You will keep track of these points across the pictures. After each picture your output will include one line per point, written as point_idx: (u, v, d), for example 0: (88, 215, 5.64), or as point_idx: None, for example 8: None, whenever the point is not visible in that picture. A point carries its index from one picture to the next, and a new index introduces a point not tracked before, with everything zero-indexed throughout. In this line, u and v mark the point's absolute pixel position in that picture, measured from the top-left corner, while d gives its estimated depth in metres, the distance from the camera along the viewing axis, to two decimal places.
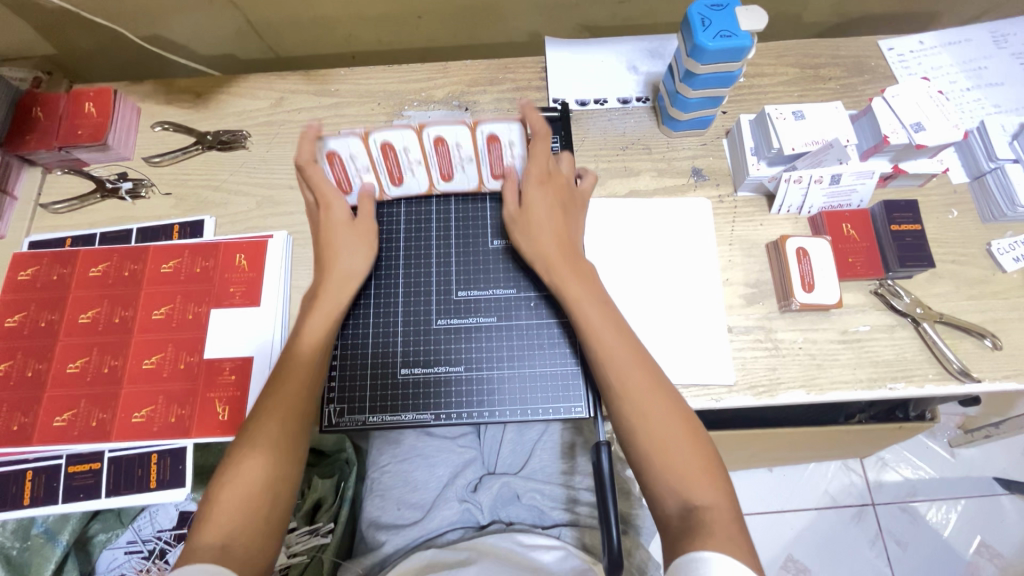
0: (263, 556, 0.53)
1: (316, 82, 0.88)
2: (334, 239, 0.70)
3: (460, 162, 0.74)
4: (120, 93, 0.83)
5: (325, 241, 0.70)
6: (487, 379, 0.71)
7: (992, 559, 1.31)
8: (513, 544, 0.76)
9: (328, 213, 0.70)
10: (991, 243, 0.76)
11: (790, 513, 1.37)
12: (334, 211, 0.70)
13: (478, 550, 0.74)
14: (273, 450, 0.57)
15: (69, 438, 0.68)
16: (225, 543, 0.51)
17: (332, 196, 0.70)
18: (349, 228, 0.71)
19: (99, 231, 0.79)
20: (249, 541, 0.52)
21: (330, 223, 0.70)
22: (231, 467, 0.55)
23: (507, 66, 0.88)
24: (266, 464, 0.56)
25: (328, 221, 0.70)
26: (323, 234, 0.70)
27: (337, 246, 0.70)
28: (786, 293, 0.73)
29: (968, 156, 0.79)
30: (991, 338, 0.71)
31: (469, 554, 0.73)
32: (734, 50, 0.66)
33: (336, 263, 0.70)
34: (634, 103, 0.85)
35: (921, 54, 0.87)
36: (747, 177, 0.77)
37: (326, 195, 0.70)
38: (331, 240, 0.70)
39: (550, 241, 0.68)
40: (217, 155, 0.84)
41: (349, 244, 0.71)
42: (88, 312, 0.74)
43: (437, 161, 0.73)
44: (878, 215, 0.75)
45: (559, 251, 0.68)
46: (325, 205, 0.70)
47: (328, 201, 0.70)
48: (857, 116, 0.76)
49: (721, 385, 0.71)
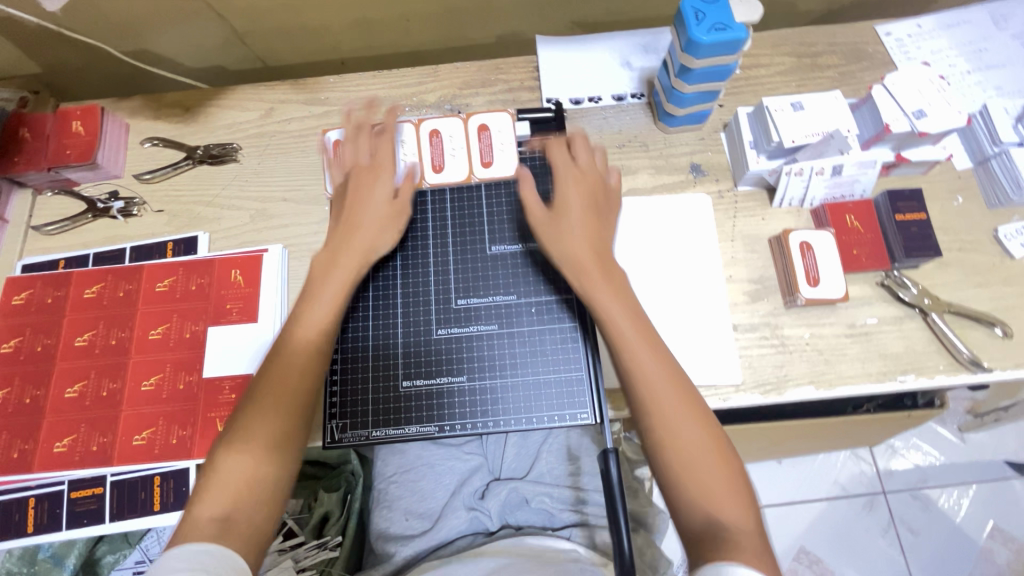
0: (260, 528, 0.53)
1: (306, 91, 0.87)
2: (364, 203, 0.69)
3: (447, 152, 0.78)
4: (107, 110, 0.82)
5: (355, 204, 0.69)
6: (490, 388, 0.70)
7: (1006, 543, 1.30)
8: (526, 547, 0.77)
9: (369, 178, 0.70)
10: (997, 229, 0.75)
11: (802, 504, 1.36)
12: (376, 180, 0.70)
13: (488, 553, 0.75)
14: (268, 439, 0.55)
15: (71, 464, 0.68)
16: (223, 516, 0.51)
17: (382, 166, 0.71)
18: (387, 199, 0.70)
19: (92, 252, 0.78)
20: (245, 512, 0.52)
21: (367, 185, 0.69)
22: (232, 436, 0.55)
23: (499, 67, 0.87)
24: (261, 454, 0.54)
25: (366, 185, 0.70)
26: (355, 198, 0.69)
27: (366, 212, 0.68)
28: (790, 288, 0.72)
29: (971, 141, 0.78)
30: (1001, 326, 0.70)
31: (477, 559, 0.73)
32: (730, 43, 0.64)
33: (359, 230, 0.68)
34: (629, 100, 0.84)
35: (920, 39, 0.86)
36: (747, 171, 0.75)
37: (380, 163, 0.71)
38: (363, 205, 0.69)
39: (582, 241, 0.64)
40: (209, 170, 0.83)
41: (380, 212, 0.69)
42: (84, 334, 0.73)
43: (431, 152, 0.78)
44: (881, 205, 0.74)
45: (591, 252, 0.63)
46: (365, 171, 0.70)
47: (376, 171, 0.70)
48: (856, 105, 0.74)
49: (728, 384, 0.70)
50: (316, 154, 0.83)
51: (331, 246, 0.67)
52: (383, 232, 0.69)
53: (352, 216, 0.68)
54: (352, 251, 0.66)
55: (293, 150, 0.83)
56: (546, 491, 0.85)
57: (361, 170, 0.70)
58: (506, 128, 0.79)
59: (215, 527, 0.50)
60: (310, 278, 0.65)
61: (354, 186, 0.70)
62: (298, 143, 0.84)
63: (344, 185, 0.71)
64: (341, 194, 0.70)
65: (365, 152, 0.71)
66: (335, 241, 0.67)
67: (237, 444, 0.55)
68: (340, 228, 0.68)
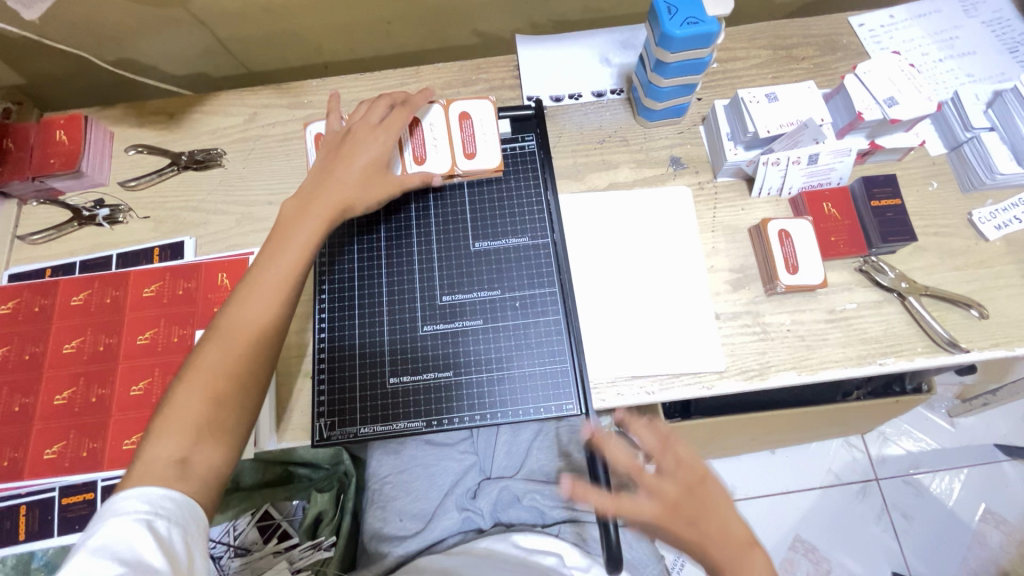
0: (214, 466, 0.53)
1: (289, 94, 0.87)
2: (352, 162, 0.68)
3: (427, 142, 0.77)
4: (91, 119, 0.82)
5: (343, 159, 0.69)
6: (477, 382, 0.70)
7: (998, 525, 1.32)
8: (511, 545, 0.76)
9: (367, 137, 0.70)
10: (972, 213, 0.76)
11: (797, 493, 1.37)
12: (375, 139, 0.70)
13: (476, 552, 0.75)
14: (212, 397, 0.53)
15: (61, 470, 0.68)
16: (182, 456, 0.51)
17: (393, 131, 0.71)
18: (376, 159, 0.69)
19: (79, 259, 0.79)
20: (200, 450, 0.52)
21: (365, 143, 0.70)
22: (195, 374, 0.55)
23: (480, 67, 0.88)
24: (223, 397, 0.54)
25: (363, 143, 0.70)
26: (348, 154, 0.69)
27: (351, 169, 0.68)
28: (771, 276, 0.73)
29: (944, 127, 0.79)
30: (977, 308, 0.71)
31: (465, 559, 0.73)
32: (703, 36, 0.66)
33: (331, 187, 0.66)
34: (608, 96, 0.85)
35: (892, 29, 0.87)
36: (725, 162, 0.77)
37: (386, 128, 0.71)
38: (349, 163, 0.68)
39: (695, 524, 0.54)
40: (194, 175, 0.84)
41: (363, 173, 0.68)
42: (72, 341, 0.73)
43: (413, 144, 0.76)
44: (857, 192, 0.75)
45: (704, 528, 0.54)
46: (368, 130, 0.70)
47: (377, 132, 0.71)
48: (830, 95, 0.76)
49: (711, 371, 0.71)
50: (300, 157, 0.84)
51: (300, 196, 0.66)
52: (357, 192, 0.68)
53: (335, 172, 0.67)
54: (319, 203, 0.65)
55: (277, 154, 0.84)
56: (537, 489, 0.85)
57: (361, 128, 0.70)
58: (489, 116, 0.78)
59: (170, 470, 0.50)
60: (279, 223, 0.64)
61: (351, 141, 0.70)
62: (282, 146, 0.84)
63: (342, 137, 0.71)
64: (333, 146, 0.70)
65: (377, 113, 0.72)
66: (307, 192, 0.66)
67: (178, 401, 0.53)
68: (314, 177, 0.67)
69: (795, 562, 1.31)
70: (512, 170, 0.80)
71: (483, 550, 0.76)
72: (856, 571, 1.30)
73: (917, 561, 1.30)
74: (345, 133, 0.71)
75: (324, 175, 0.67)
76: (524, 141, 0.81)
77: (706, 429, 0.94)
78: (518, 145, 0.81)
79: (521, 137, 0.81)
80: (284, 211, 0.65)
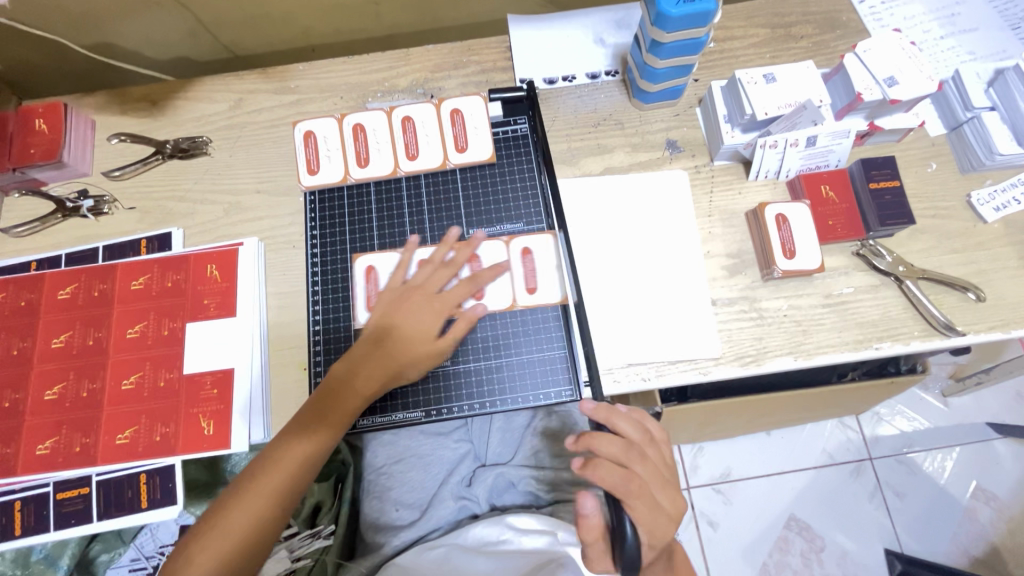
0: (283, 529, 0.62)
1: (275, 79, 0.85)
2: (410, 327, 0.65)
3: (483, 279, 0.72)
4: (71, 107, 0.80)
5: (399, 328, 0.65)
6: (474, 370, 0.70)
7: (988, 501, 1.34)
8: (504, 529, 0.78)
9: (425, 305, 0.67)
10: (970, 195, 0.75)
11: (791, 474, 1.38)
12: (432, 310, 0.66)
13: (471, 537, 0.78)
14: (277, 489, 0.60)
15: (55, 465, 0.67)
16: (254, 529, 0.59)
17: (460, 292, 0.68)
18: (430, 336, 0.65)
19: (64, 252, 0.77)
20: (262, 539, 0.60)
21: (421, 312, 0.66)
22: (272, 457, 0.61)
23: (471, 49, 0.85)
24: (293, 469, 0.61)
25: (420, 310, 0.66)
26: (404, 322, 0.66)
27: (410, 335, 0.65)
28: (767, 261, 0.72)
29: (944, 107, 0.78)
30: (974, 290, 0.71)
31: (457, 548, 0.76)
32: (700, 15, 0.64)
33: (384, 362, 0.64)
34: (603, 78, 0.83)
35: (893, 5, 0.85)
36: (722, 146, 0.75)
37: (444, 298, 0.67)
38: (404, 331, 0.65)
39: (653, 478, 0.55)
40: (180, 164, 0.82)
41: (420, 344, 0.65)
42: (61, 336, 0.72)
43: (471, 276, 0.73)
44: (856, 174, 0.74)
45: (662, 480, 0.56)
46: (427, 297, 0.67)
47: (435, 302, 0.67)
48: (829, 75, 0.74)
49: (707, 357, 0.70)
50: (288, 144, 0.82)
51: (353, 367, 0.64)
52: (414, 359, 0.65)
53: (400, 335, 0.65)
54: (369, 381, 0.64)
55: (264, 141, 0.82)
56: (531, 474, 0.88)
57: (417, 294, 0.67)
58: (550, 252, 0.73)
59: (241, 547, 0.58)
60: (349, 370, 0.64)
61: (408, 308, 0.67)
62: (270, 133, 0.82)
63: (402, 297, 0.68)
64: (390, 310, 0.67)
65: (434, 279, 0.68)
66: (360, 364, 0.64)
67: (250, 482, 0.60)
68: (365, 353, 0.65)
69: (789, 540, 1.33)
70: (504, 154, 0.78)
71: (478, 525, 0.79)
72: (848, 548, 1.32)
73: (908, 538, 1.33)
74: (407, 295, 0.68)
75: (376, 356, 0.64)
76: (516, 124, 0.79)
77: (702, 412, 0.94)
78: (510, 129, 0.79)
79: (513, 120, 0.79)
80: (339, 378, 0.64)
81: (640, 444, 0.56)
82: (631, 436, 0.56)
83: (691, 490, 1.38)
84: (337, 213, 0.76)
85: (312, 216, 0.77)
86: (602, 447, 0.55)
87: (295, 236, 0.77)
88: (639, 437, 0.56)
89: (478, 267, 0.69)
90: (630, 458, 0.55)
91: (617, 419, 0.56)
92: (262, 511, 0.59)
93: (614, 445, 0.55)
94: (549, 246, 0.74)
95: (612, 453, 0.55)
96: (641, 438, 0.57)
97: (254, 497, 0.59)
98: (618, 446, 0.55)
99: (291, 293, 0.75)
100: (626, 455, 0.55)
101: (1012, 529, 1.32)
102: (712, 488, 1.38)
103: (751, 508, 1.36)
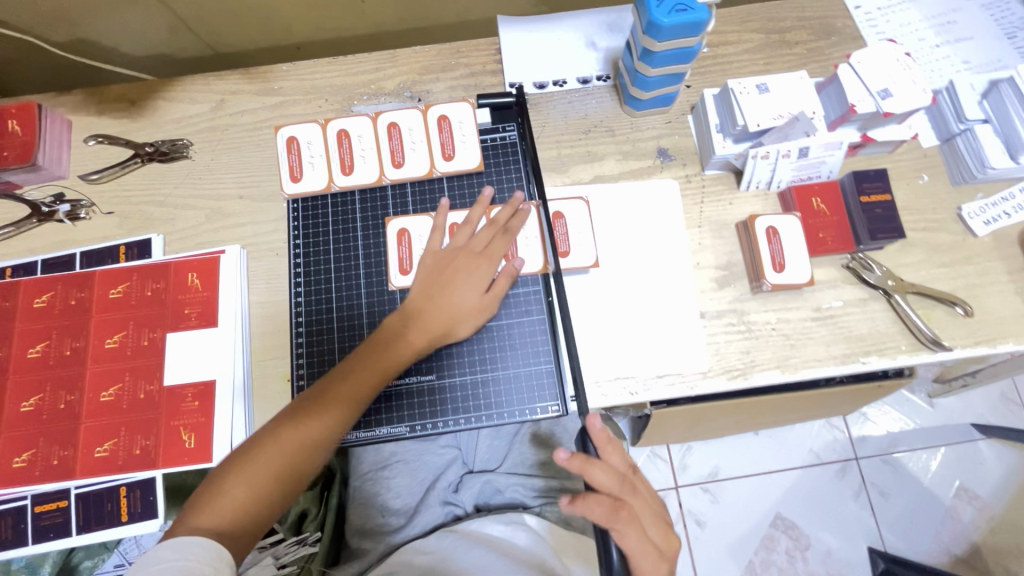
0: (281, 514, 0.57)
1: (257, 80, 0.82)
2: (457, 283, 0.65)
3: (518, 240, 0.72)
4: (46, 107, 0.77)
5: (447, 284, 0.65)
6: (460, 385, 0.69)
7: (971, 501, 1.36)
8: (502, 526, 0.81)
9: (470, 263, 0.67)
10: (961, 208, 0.75)
11: (777, 474, 1.39)
12: (478, 266, 0.67)
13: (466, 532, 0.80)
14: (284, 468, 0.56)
15: (32, 479, 0.66)
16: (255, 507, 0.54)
17: (492, 256, 0.67)
18: (478, 291, 0.66)
19: (40, 258, 0.75)
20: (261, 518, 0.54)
21: (468, 271, 0.66)
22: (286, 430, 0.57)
23: (459, 51, 0.83)
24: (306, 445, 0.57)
25: (467, 268, 0.66)
26: (452, 278, 0.66)
27: (459, 291, 0.65)
28: (757, 274, 0.72)
29: (938, 118, 0.77)
30: (963, 305, 0.70)
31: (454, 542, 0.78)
32: (692, 25, 0.62)
33: (434, 315, 0.64)
34: (594, 83, 0.81)
35: (889, 11, 0.84)
36: (713, 156, 0.74)
37: (488, 255, 0.67)
38: (453, 287, 0.65)
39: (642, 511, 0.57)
40: (159, 168, 0.79)
41: (468, 298, 0.65)
42: (37, 346, 0.71)
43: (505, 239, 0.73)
44: (847, 186, 0.73)
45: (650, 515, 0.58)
46: (470, 256, 0.67)
47: (480, 259, 0.67)
48: (823, 84, 0.73)
49: (695, 371, 0.70)
50: (271, 148, 0.80)
51: (404, 321, 0.64)
52: (464, 313, 0.65)
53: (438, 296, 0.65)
54: (421, 334, 0.64)
55: (247, 145, 0.80)
56: (519, 481, 0.87)
57: (462, 252, 0.67)
58: (583, 217, 0.74)
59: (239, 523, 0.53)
60: (381, 334, 0.64)
61: (453, 267, 0.67)
62: (252, 136, 0.80)
63: (445, 257, 0.68)
64: (435, 268, 0.67)
65: (479, 238, 0.68)
66: (411, 317, 0.64)
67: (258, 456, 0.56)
68: (415, 309, 0.65)
69: (775, 539, 1.34)
70: (492, 162, 0.77)
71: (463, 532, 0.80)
72: (832, 546, 1.34)
73: (891, 536, 1.35)
74: (450, 255, 0.68)
75: (425, 308, 0.64)
76: (505, 131, 0.78)
77: (691, 417, 0.94)
78: (498, 136, 0.78)
79: (502, 127, 0.78)
80: (389, 329, 0.64)
81: (626, 476, 0.58)
82: (620, 468, 0.59)
83: (679, 489, 1.39)
84: (321, 222, 0.75)
85: (295, 225, 0.75)
86: (598, 478, 0.56)
87: (279, 244, 0.75)
88: (625, 469, 0.59)
89: (509, 222, 0.70)
90: (622, 490, 0.57)
91: (609, 448, 0.59)
92: (266, 487, 0.55)
93: (607, 475, 0.56)
94: (581, 211, 0.74)
95: (607, 484, 0.56)
96: (627, 471, 0.59)
97: (283, 447, 0.56)
98: (610, 477, 0.57)
99: (275, 302, 0.73)
100: (618, 487, 0.57)
101: (993, 528, 1.34)
102: (700, 488, 1.39)
103: (738, 507, 1.37)
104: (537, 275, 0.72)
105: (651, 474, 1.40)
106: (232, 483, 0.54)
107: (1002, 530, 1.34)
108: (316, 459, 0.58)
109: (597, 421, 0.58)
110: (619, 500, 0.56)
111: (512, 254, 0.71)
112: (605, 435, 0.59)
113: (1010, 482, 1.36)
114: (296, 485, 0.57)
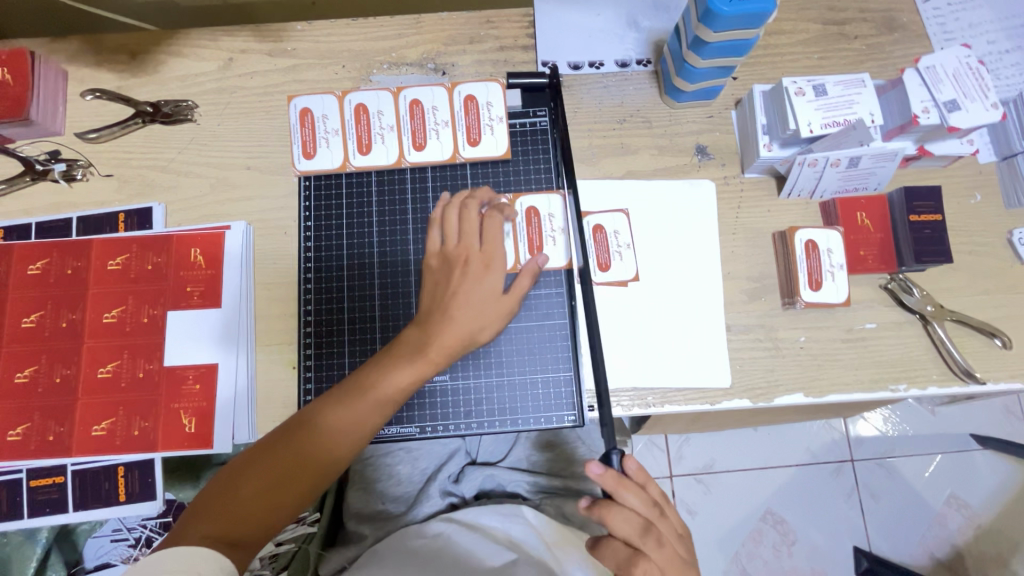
0: (290, 514, 0.56)
1: (269, 38, 0.76)
2: (474, 293, 0.61)
3: (544, 233, 0.68)
4: (39, 55, 0.71)
5: (463, 288, 0.61)
6: (473, 389, 0.67)
7: (960, 509, 1.36)
8: (502, 517, 0.77)
9: (490, 268, 0.62)
10: (1012, 233, 0.70)
11: (773, 470, 1.37)
12: (496, 269, 0.62)
13: (464, 520, 0.77)
14: (293, 470, 0.55)
15: (27, 453, 0.64)
16: (264, 503, 0.54)
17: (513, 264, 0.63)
18: (496, 298, 0.61)
19: (34, 221, 0.71)
20: (267, 520, 0.54)
21: (485, 274, 0.61)
22: (305, 429, 0.57)
23: (490, 20, 0.76)
24: (322, 446, 0.56)
25: (477, 272, 0.62)
26: (468, 282, 0.61)
27: (474, 300, 0.60)
28: (790, 290, 0.68)
29: (999, 134, 0.71)
30: (1002, 338, 0.67)
31: (453, 526, 0.76)
32: (754, 15, 0.56)
33: (449, 326, 0.60)
34: (634, 67, 0.75)
35: (959, 8, 0.77)
36: (757, 159, 0.69)
37: (507, 257, 0.63)
38: (463, 291, 0.61)
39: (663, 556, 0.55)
40: (162, 130, 0.74)
41: (486, 307, 0.61)
42: (31, 315, 0.67)
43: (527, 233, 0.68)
44: (895, 201, 0.69)
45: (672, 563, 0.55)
46: (488, 259, 0.62)
47: (493, 262, 0.62)
48: (883, 89, 0.67)
49: (716, 388, 0.67)
50: (281, 117, 0.74)
51: (421, 330, 0.60)
52: (482, 322, 0.61)
53: (460, 308, 0.60)
54: (440, 345, 0.59)
55: (255, 112, 0.74)
56: (524, 478, 0.85)
57: (475, 257, 0.62)
58: (623, 227, 0.70)
59: (250, 520, 0.53)
60: (403, 337, 0.61)
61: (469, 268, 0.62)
62: (262, 102, 0.74)
63: (454, 258, 0.63)
64: (451, 266, 0.63)
65: (497, 238, 0.64)
66: (428, 325, 0.60)
67: (272, 450, 0.56)
68: (430, 312, 0.61)
69: (763, 533, 1.34)
70: (519, 149, 0.72)
71: (465, 522, 0.77)
72: (818, 542, 1.34)
73: (878, 538, 1.34)
74: (463, 253, 0.63)
75: (442, 316, 0.60)
76: (536, 116, 0.73)
77: (699, 419, 0.92)
78: (528, 121, 0.73)
79: (533, 112, 0.73)
80: (404, 338, 0.60)
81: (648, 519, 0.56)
82: (640, 510, 0.56)
83: (672, 478, 1.37)
84: (334, 204, 0.71)
85: (306, 205, 0.71)
86: (613, 526, 0.55)
87: (288, 222, 0.71)
88: (647, 511, 0.56)
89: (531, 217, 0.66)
90: (644, 538, 0.55)
91: (623, 489, 0.55)
92: (271, 486, 0.55)
93: (625, 521, 0.55)
94: (619, 220, 0.70)
95: (625, 532, 0.55)
96: (650, 512, 0.56)
97: (298, 447, 0.56)
98: (629, 524, 0.55)
99: (282, 284, 0.69)
100: (639, 536, 0.55)
101: (978, 536, 1.35)
102: (694, 478, 1.37)
103: (730, 499, 1.36)
104: (560, 272, 0.69)
105: (648, 462, 1.39)
106: (243, 484, 0.55)
107: (987, 539, 1.35)
108: (330, 464, 0.57)
109: (597, 466, 0.54)
110: (638, 551, 0.54)
111: (537, 250, 0.68)
112: (614, 476, 0.55)
113: (1000, 493, 1.37)
114: (305, 495, 0.56)
